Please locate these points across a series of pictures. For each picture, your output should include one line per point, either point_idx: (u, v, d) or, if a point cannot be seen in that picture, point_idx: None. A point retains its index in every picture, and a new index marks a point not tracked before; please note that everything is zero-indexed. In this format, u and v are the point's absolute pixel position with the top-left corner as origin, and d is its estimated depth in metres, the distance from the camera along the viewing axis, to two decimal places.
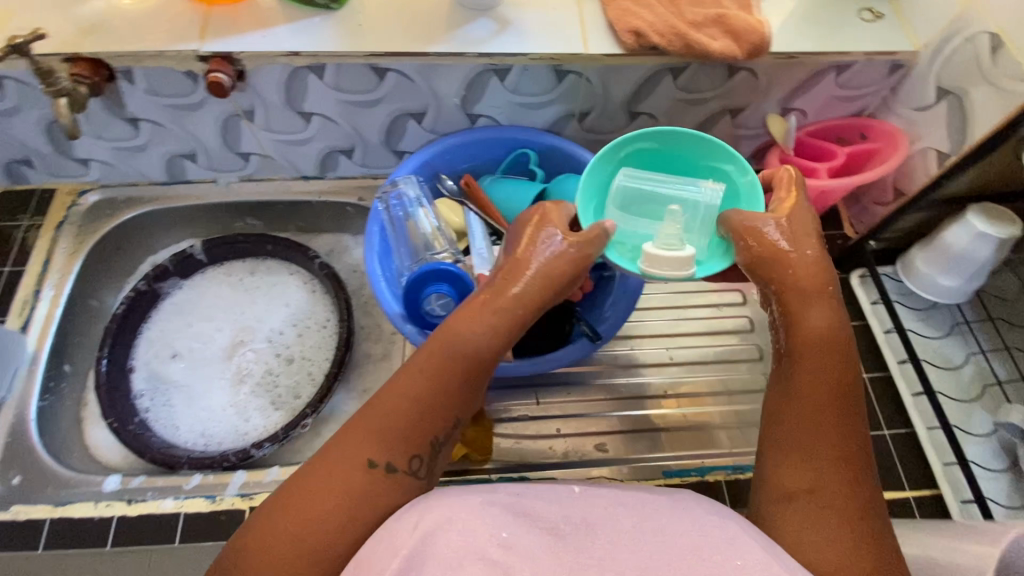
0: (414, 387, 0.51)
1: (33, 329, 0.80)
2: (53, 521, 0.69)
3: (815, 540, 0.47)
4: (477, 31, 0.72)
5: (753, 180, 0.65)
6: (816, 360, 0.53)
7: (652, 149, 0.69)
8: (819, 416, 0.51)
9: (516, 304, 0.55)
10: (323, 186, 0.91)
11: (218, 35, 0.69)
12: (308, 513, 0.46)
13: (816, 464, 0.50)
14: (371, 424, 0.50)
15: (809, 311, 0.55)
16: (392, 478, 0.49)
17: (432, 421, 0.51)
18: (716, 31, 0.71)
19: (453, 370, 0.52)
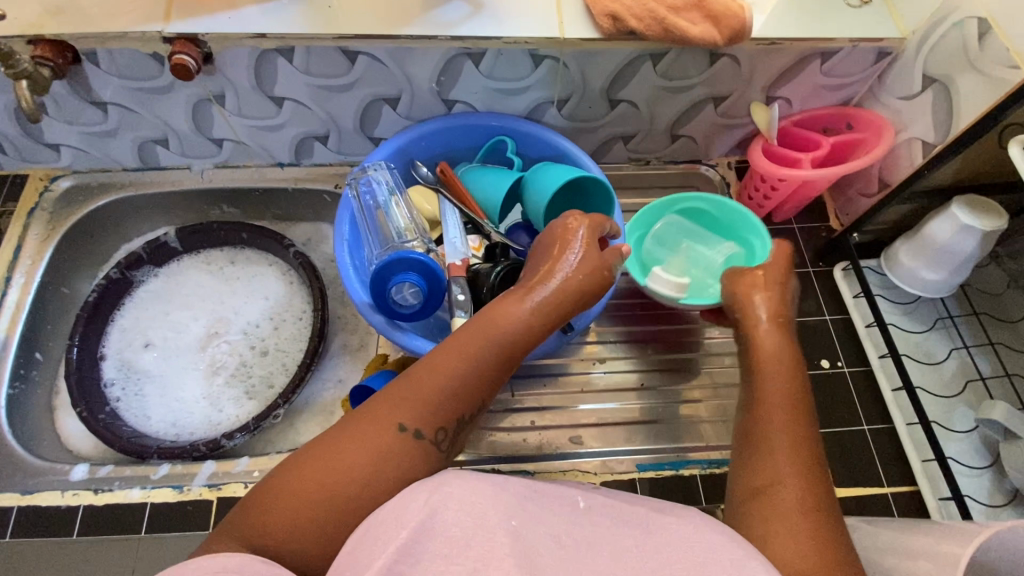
0: (451, 363, 0.53)
1: (3, 316, 0.80)
2: (19, 510, 0.69)
3: (782, 530, 0.47)
4: (450, 13, 0.70)
5: (765, 248, 0.76)
6: (776, 374, 0.59)
7: (713, 209, 0.80)
8: (784, 423, 0.54)
9: (543, 301, 0.58)
10: (299, 173, 0.90)
11: (183, 16, 0.67)
12: (333, 469, 0.46)
13: (781, 463, 0.51)
14: (408, 394, 0.51)
15: (768, 333, 0.63)
16: (420, 447, 0.49)
17: (461, 397, 0.52)
18: (696, 16, 0.69)
19: (482, 351, 0.54)
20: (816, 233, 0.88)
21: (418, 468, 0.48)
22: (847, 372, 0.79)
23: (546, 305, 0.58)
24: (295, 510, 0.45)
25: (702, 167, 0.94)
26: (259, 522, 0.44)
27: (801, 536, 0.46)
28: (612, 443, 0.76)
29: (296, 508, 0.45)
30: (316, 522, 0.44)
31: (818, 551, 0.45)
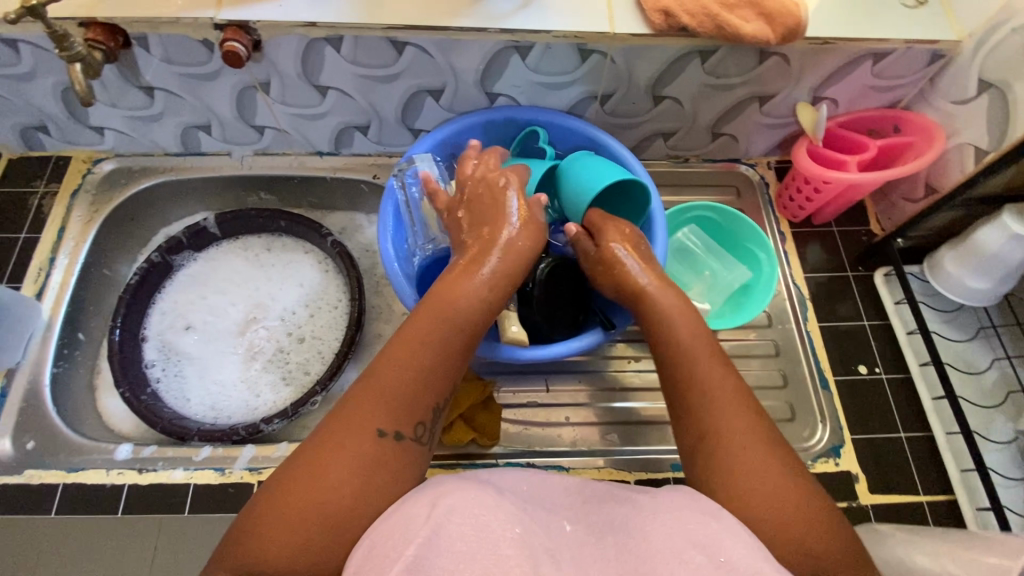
0: (414, 362, 0.52)
1: (47, 296, 0.81)
2: (66, 487, 0.70)
3: (745, 478, 0.47)
4: (500, 5, 0.69)
5: (774, 271, 0.74)
6: (676, 322, 0.59)
7: (719, 219, 0.79)
8: (703, 373, 0.54)
9: (490, 283, 0.58)
10: (338, 162, 0.90)
11: (234, 2, 0.67)
12: (318, 490, 0.45)
13: (715, 412, 0.51)
14: (369, 401, 0.49)
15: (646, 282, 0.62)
16: (401, 446, 0.49)
17: (430, 389, 0.52)
18: (750, 13, 0.68)
19: (445, 340, 0.53)
20: (855, 237, 0.87)
21: (404, 465, 0.48)
22: (884, 379, 0.78)
23: (504, 263, 0.60)
24: (290, 540, 0.43)
25: (741, 166, 0.93)
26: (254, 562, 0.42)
27: (760, 474, 0.47)
28: (646, 442, 0.76)
29: (289, 540, 0.43)
30: (314, 547, 0.43)
31: (777, 485, 0.47)
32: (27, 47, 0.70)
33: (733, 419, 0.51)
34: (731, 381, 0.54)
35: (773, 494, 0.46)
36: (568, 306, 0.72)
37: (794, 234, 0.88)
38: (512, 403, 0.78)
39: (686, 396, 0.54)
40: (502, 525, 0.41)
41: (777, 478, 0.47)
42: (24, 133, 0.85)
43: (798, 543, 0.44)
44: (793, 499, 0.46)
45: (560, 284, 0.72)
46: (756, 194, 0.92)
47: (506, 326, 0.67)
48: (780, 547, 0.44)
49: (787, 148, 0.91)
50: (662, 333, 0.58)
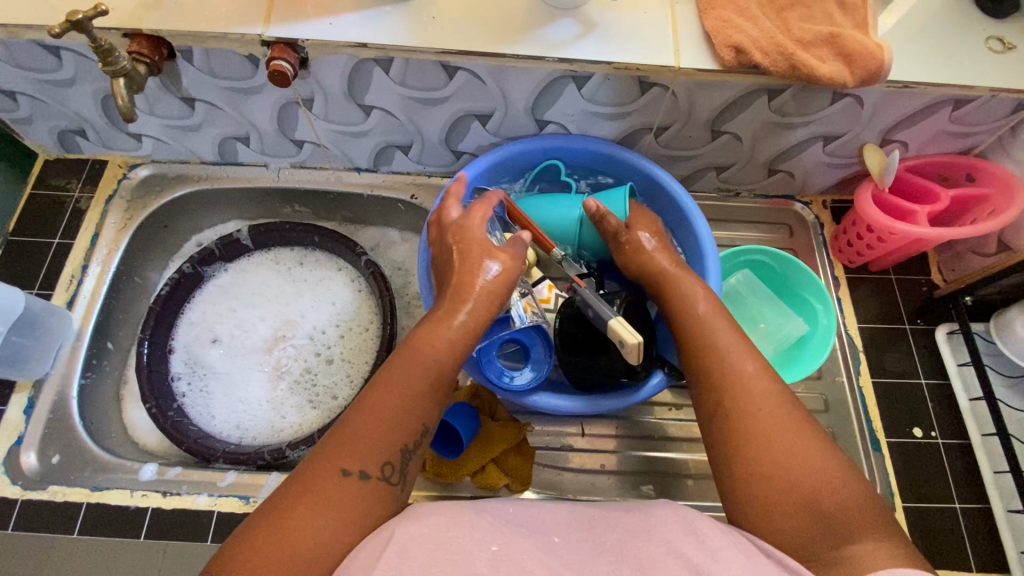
0: (387, 402, 0.49)
1: (78, 305, 0.79)
2: (89, 506, 0.69)
3: (761, 444, 0.46)
4: (558, 33, 0.65)
5: (831, 323, 0.72)
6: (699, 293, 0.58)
7: (775, 264, 0.75)
8: (726, 345, 0.53)
9: (465, 323, 0.55)
10: (375, 179, 0.88)
11: (284, 19, 0.65)
12: (282, 534, 0.41)
13: (733, 380, 0.51)
14: (339, 442, 0.46)
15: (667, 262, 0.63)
16: (371, 488, 0.45)
17: (402, 425, 0.48)
18: (827, 53, 0.64)
19: (421, 378, 0.51)
20: (915, 287, 0.82)
21: (372, 505, 0.45)
22: (941, 444, 0.74)
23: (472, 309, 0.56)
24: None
25: (795, 204, 0.88)
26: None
27: (778, 439, 0.46)
28: (683, 495, 0.73)
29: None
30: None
31: (796, 450, 0.46)
32: (69, 55, 0.68)
33: (754, 387, 0.50)
34: (753, 354, 0.52)
35: (790, 456, 0.45)
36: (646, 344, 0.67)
37: (849, 280, 0.84)
38: (545, 445, 0.75)
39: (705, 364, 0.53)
40: (478, 543, 0.41)
41: (799, 443, 0.46)
42: (61, 136, 0.83)
43: (810, 502, 0.43)
44: (812, 464, 0.45)
45: (641, 324, 0.68)
46: (809, 234, 0.87)
47: (621, 339, 0.60)
48: (790, 510, 0.43)
49: (845, 188, 0.86)
50: (683, 305, 0.58)
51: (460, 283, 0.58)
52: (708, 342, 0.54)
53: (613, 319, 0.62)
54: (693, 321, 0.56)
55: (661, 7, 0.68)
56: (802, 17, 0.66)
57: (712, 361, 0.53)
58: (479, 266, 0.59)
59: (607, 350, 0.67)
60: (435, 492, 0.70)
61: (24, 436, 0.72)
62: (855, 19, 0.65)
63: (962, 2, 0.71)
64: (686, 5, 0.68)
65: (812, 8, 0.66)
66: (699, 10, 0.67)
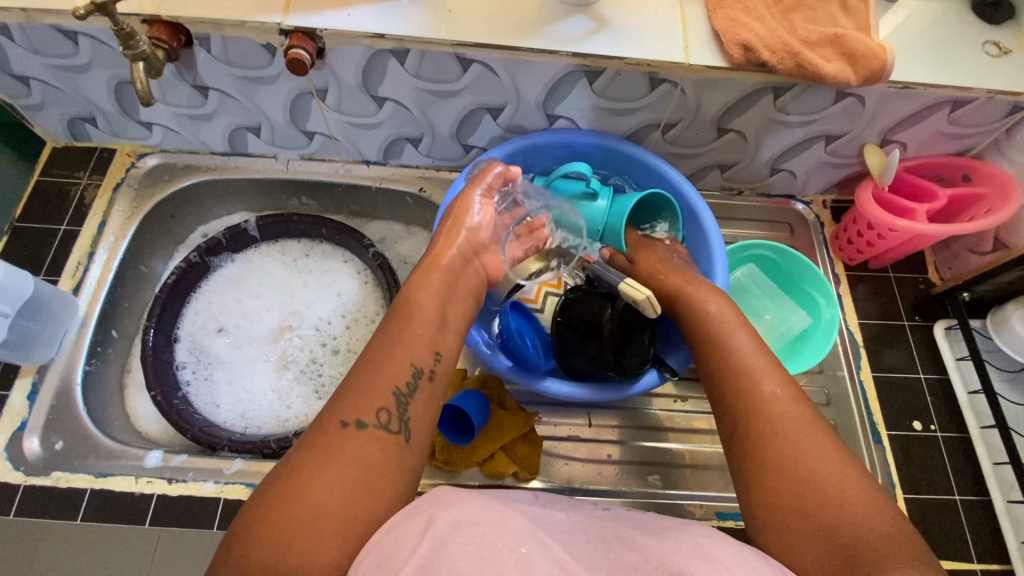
0: (378, 351, 0.51)
1: (84, 292, 0.79)
2: (93, 492, 0.68)
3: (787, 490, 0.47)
4: (572, 29, 0.67)
5: (833, 315, 0.73)
6: (728, 317, 0.60)
7: (777, 257, 0.77)
8: (757, 369, 0.54)
9: (456, 261, 0.62)
10: (384, 173, 0.88)
11: (302, 9, 0.66)
12: (292, 495, 0.43)
13: (760, 404, 0.52)
14: (338, 398, 0.49)
15: (693, 288, 0.64)
16: (368, 435, 0.47)
17: (393, 369, 0.50)
18: (831, 52, 0.66)
19: (407, 331, 0.53)
20: (913, 284, 0.84)
21: (375, 455, 0.46)
22: (940, 436, 0.76)
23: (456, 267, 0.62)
24: (268, 560, 0.41)
25: (796, 203, 0.90)
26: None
27: (806, 463, 0.48)
28: (689, 486, 0.74)
29: (264, 559, 0.40)
30: (295, 560, 0.41)
31: (828, 478, 0.47)
32: (86, 40, 0.69)
33: (786, 412, 0.51)
34: (783, 379, 0.54)
35: (821, 483, 0.46)
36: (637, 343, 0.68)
37: (849, 277, 0.85)
38: (552, 436, 0.76)
39: (732, 386, 0.54)
40: (508, 544, 0.41)
41: (830, 472, 0.47)
42: (71, 123, 0.83)
43: (836, 531, 0.44)
44: (843, 493, 0.46)
45: (639, 325, 0.69)
46: (810, 232, 0.89)
47: (632, 298, 0.64)
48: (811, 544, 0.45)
49: (845, 188, 0.88)
50: (712, 326, 0.59)
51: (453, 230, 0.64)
52: (737, 368, 0.55)
53: (624, 281, 0.65)
54: (724, 342, 0.57)
55: (672, 6, 0.70)
56: (808, 18, 0.68)
57: (742, 384, 0.54)
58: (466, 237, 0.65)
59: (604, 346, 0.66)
60: (443, 480, 0.71)
61: (27, 421, 0.71)
62: (857, 21, 0.67)
63: (959, 9, 0.74)
64: (695, 4, 0.70)
65: (817, 10, 0.68)
66: (707, 9, 0.69)
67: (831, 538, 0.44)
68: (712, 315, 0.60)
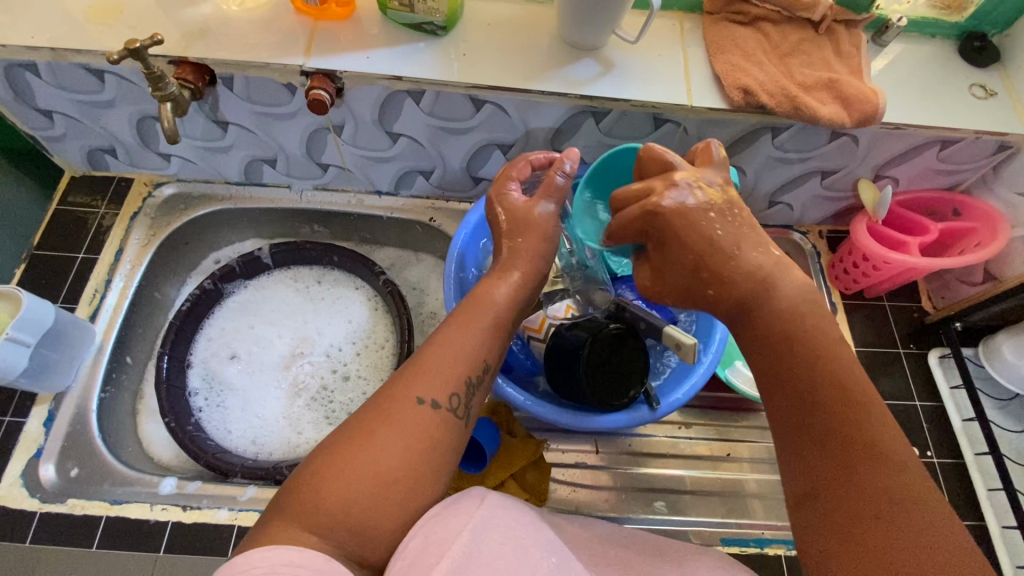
0: (457, 342, 0.53)
1: (100, 319, 0.81)
2: (108, 520, 0.69)
3: (842, 495, 0.44)
4: (580, 72, 0.70)
5: None
6: (826, 346, 0.48)
7: None
8: (856, 426, 0.45)
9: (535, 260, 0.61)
10: (395, 203, 0.91)
11: (323, 51, 0.69)
12: (364, 455, 0.45)
13: (850, 473, 0.44)
14: (416, 372, 0.51)
15: (774, 288, 0.51)
16: (439, 416, 0.49)
17: (466, 359, 0.53)
18: (826, 96, 0.69)
19: (478, 324, 0.55)
20: (908, 313, 0.87)
21: (442, 435, 0.49)
22: (936, 463, 0.78)
23: (531, 273, 0.60)
24: (336, 513, 0.43)
25: (793, 233, 0.93)
26: (302, 529, 0.42)
27: (905, 547, 0.41)
28: (693, 512, 0.75)
29: (332, 509, 0.43)
30: (361, 519, 0.43)
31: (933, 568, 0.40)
32: (113, 79, 0.71)
33: (887, 483, 0.43)
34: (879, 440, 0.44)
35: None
36: (637, 376, 0.67)
37: (846, 306, 0.88)
38: (559, 462, 0.77)
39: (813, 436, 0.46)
40: (540, 552, 0.44)
41: (939, 562, 0.40)
42: (90, 154, 0.86)
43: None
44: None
45: (631, 359, 0.67)
46: (807, 261, 0.92)
47: (677, 342, 0.64)
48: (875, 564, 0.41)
49: (840, 219, 0.91)
50: (805, 356, 0.48)
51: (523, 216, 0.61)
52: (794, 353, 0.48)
53: (668, 326, 0.66)
54: (819, 386, 0.47)
55: (675, 50, 0.74)
56: (804, 62, 0.71)
57: (833, 443, 0.45)
58: (548, 246, 0.62)
59: (617, 381, 0.66)
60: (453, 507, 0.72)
61: (43, 448, 0.72)
62: (850, 66, 0.71)
63: (945, 53, 0.78)
64: (697, 48, 0.74)
65: (812, 54, 0.72)
66: (708, 53, 0.73)
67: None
68: (806, 343, 0.48)
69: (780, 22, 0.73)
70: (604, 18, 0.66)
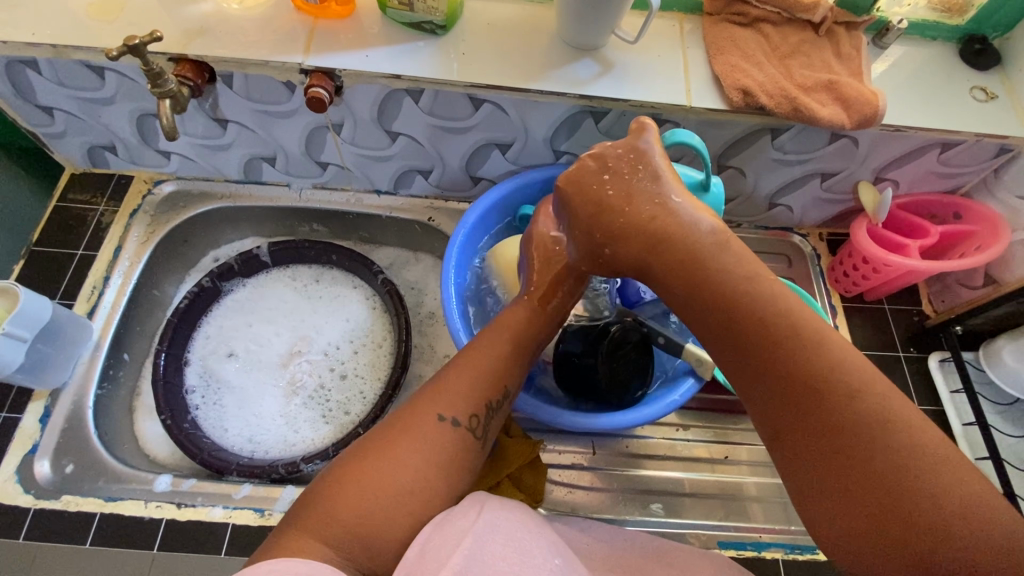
0: (484, 364, 0.54)
1: (98, 315, 0.81)
2: (102, 517, 0.69)
3: (805, 432, 0.44)
4: (580, 72, 0.70)
5: None
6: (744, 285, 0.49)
7: None
8: (798, 361, 0.45)
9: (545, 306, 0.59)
10: (394, 202, 0.91)
11: (323, 50, 0.69)
12: (381, 468, 0.46)
13: (804, 410, 0.44)
14: (439, 390, 0.52)
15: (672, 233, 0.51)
16: (458, 433, 0.50)
17: (489, 383, 0.54)
18: (826, 97, 0.69)
19: (502, 348, 0.56)
20: (907, 317, 0.87)
21: (458, 452, 0.49)
22: None
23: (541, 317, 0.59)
24: (348, 520, 0.43)
25: (793, 235, 0.93)
26: (314, 538, 0.42)
27: (874, 472, 0.41)
28: (691, 515, 0.75)
29: (345, 517, 0.43)
30: (372, 528, 0.43)
31: (904, 489, 0.40)
32: (113, 76, 0.71)
33: (842, 410, 0.43)
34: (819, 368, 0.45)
35: (890, 495, 0.40)
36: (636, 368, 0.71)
37: (845, 309, 0.88)
38: (555, 463, 0.77)
39: (765, 376, 0.46)
40: (536, 549, 0.44)
41: (904, 482, 0.40)
42: (91, 151, 0.86)
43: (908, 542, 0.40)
44: (920, 503, 0.40)
45: (629, 357, 0.70)
46: (807, 264, 0.91)
47: (698, 359, 0.66)
48: (848, 492, 0.42)
49: (841, 221, 0.91)
50: (730, 300, 0.49)
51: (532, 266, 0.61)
52: (720, 294, 0.49)
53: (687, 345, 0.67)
54: (753, 330, 0.47)
55: (674, 50, 0.74)
56: (803, 64, 0.71)
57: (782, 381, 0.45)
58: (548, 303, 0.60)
59: (623, 375, 0.70)
60: None
61: (38, 444, 0.72)
62: (850, 68, 0.71)
63: (946, 56, 0.78)
64: (696, 49, 0.74)
65: (812, 56, 0.72)
66: (708, 54, 0.73)
67: (901, 553, 0.40)
68: (727, 284, 0.49)
69: (780, 23, 0.73)
70: (603, 18, 0.66)
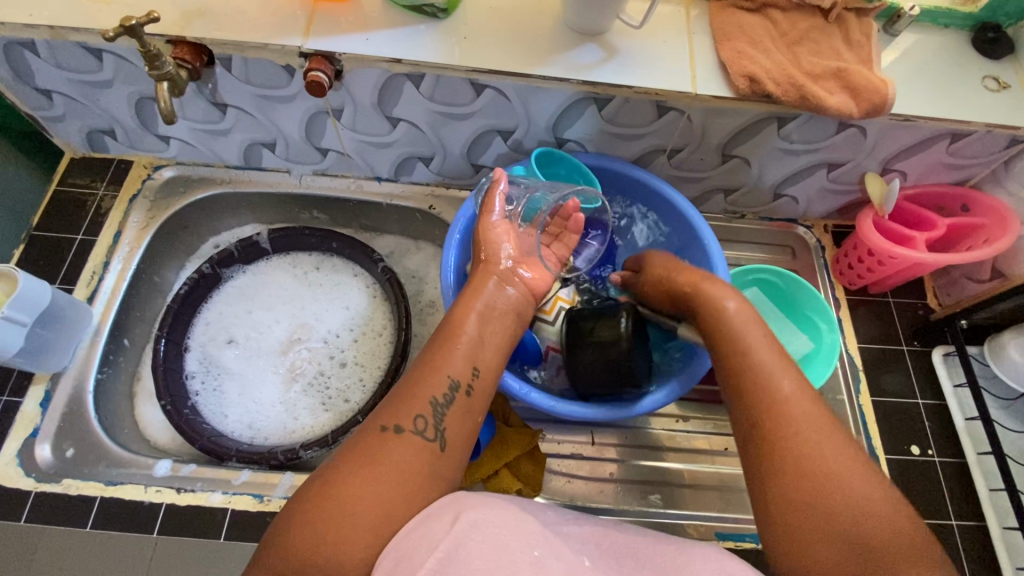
0: (426, 372, 0.54)
1: (98, 300, 0.81)
2: (103, 500, 0.70)
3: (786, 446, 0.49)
4: (584, 57, 0.69)
5: (834, 341, 0.76)
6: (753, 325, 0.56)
7: (782, 282, 0.80)
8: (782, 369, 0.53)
9: (510, 303, 0.63)
10: (395, 189, 0.90)
11: (323, 33, 0.68)
12: (333, 495, 0.46)
13: (781, 406, 0.51)
14: (384, 406, 0.53)
15: (708, 285, 0.61)
16: (404, 438, 0.50)
17: (432, 381, 0.54)
18: (834, 85, 0.67)
19: (451, 354, 0.56)
20: (912, 310, 0.86)
21: (405, 457, 0.49)
22: (937, 461, 0.77)
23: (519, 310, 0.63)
24: (307, 551, 0.44)
25: (798, 227, 0.92)
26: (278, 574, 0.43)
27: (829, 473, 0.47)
28: (689, 506, 0.75)
29: (306, 550, 0.44)
30: (332, 551, 0.43)
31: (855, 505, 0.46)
32: (111, 58, 0.71)
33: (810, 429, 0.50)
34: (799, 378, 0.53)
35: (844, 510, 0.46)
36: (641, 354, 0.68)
37: (849, 302, 0.87)
38: (554, 453, 0.77)
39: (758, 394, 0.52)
40: (523, 548, 0.42)
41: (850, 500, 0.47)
42: (90, 135, 0.85)
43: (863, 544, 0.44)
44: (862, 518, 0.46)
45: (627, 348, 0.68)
46: (811, 256, 0.90)
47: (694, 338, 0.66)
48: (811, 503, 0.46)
49: (846, 213, 0.90)
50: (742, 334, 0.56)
51: (490, 243, 0.67)
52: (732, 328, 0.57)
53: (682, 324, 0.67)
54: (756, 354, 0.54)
55: (680, 36, 0.72)
56: (812, 51, 0.70)
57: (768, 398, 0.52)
58: (513, 301, 0.63)
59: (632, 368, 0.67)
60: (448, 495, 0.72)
61: (39, 429, 0.73)
62: (859, 55, 0.69)
63: (958, 44, 0.76)
64: (703, 35, 0.72)
65: (821, 43, 0.70)
66: (715, 40, 0.71)
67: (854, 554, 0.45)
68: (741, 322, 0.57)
69: (789, 9, 0.72)
70: (607, 2, 0.65)
